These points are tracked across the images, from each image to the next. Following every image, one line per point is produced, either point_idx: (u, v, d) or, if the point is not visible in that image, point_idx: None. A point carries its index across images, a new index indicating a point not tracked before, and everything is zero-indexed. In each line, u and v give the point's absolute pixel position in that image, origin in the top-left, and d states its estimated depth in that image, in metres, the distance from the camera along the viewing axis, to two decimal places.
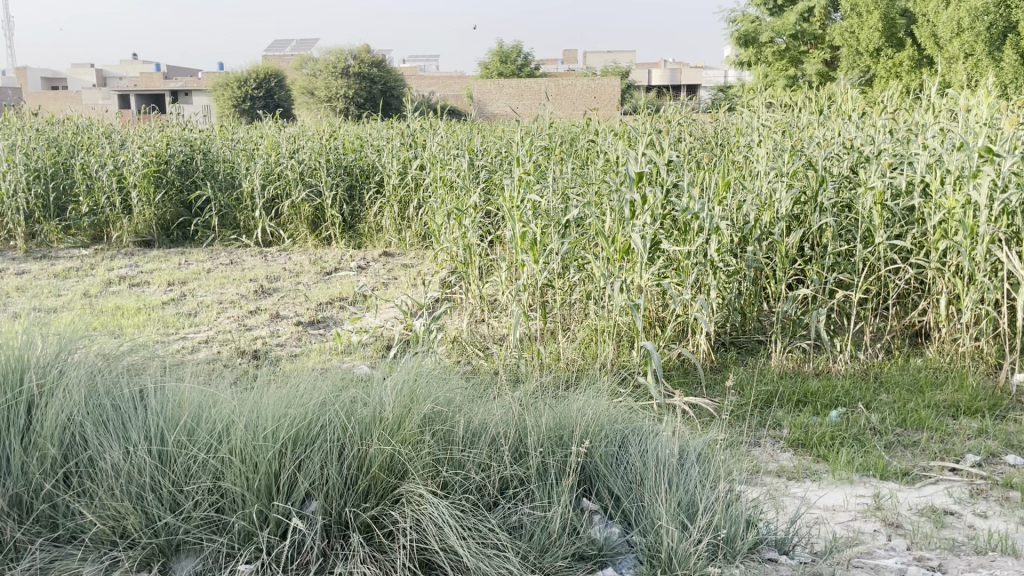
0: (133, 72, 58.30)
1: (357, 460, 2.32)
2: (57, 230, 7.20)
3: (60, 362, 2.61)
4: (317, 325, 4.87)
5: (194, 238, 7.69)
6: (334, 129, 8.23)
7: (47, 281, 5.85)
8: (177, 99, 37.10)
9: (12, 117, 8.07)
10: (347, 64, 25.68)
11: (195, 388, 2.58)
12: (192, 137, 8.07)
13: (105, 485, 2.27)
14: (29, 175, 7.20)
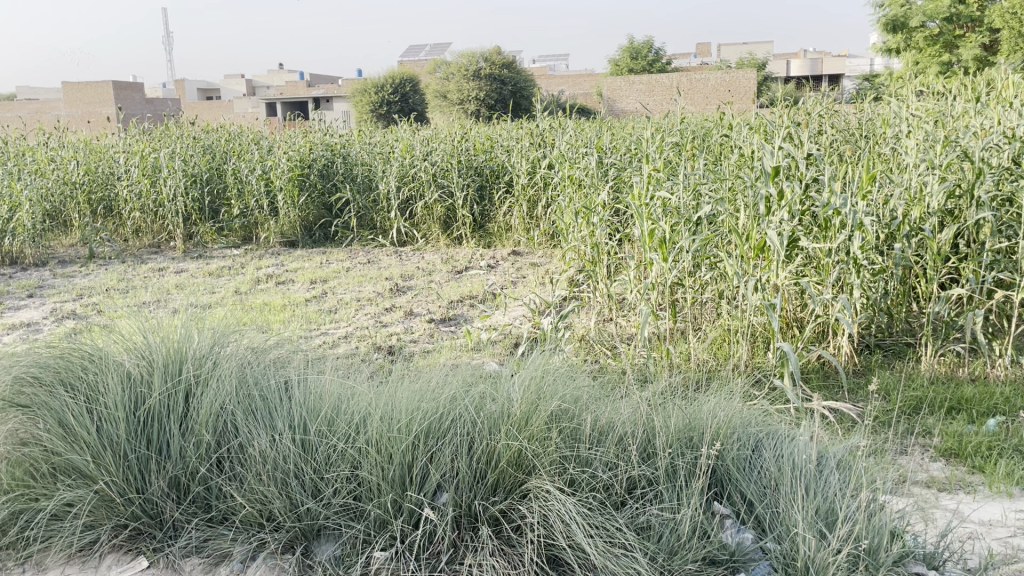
0: (280, 81, 61.77)
1: (486, 455, 2.36)
2: (212, 231, 7.74)
3: (213, 354, 2.79)
4: (448, 322, 4.99)
5: (334, 239, 8.05)
6: (466, 131, 8.40)
7: (203, 279, 6.29)
8: (320, 106, 39.02)
9: (174, 127, 8.72)
10: (479, 66, 26.19)
11: (335, 380, 2.69)
12: (333, 142, 8.44)
13: (253, 470, 2.41)
14: (187, 181, 7.75)
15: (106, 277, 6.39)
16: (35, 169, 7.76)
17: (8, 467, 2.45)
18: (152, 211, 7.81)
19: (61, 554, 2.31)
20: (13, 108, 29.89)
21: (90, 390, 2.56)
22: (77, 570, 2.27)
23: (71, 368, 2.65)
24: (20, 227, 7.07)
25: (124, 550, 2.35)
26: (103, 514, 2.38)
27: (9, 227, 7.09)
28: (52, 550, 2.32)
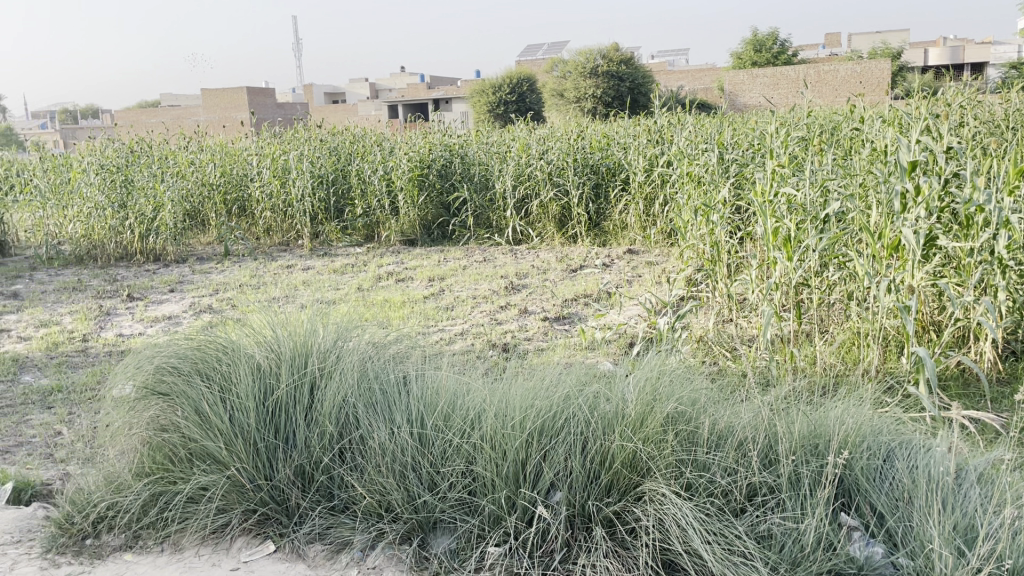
0: (401, 83, 63.53)
1: (600, 455, 2.34)
2: (336, 231, 8.07)
3: (337, 348, 2.88)
4: (563, 321, 4.99)
5: (452, 237, 8.21)
6: (582, 129, 8.37)
7: (328, 276, 6.54)
8: (439, 107, 39.84)
9: (302, 130, 9.10)
10: (596, 63, 26.06)
11: (452, 376, 2.73)
12: (452, 142, 8.58)
13: (373, 462, 2.48)
14: (314, 181, 8.09)
15: (239, 274, 6.75)
16: (177, 172, 8.26)
17: (150, 451, 2.62)
18: (281, 210, 8.19)
19: (196, 535, 2.45)
20: (159, 114, 32.03)
21: (222, 381, 2.70)
22: (210, 551, 2.41)
23: (206, 359, 2.79)
24: (163, 227, 7.61)
25: (253, 533, 2.47)
26: (234, 499, 2.52)
27: (154, 226, 7.65)
28: (188, 531, 2.46)
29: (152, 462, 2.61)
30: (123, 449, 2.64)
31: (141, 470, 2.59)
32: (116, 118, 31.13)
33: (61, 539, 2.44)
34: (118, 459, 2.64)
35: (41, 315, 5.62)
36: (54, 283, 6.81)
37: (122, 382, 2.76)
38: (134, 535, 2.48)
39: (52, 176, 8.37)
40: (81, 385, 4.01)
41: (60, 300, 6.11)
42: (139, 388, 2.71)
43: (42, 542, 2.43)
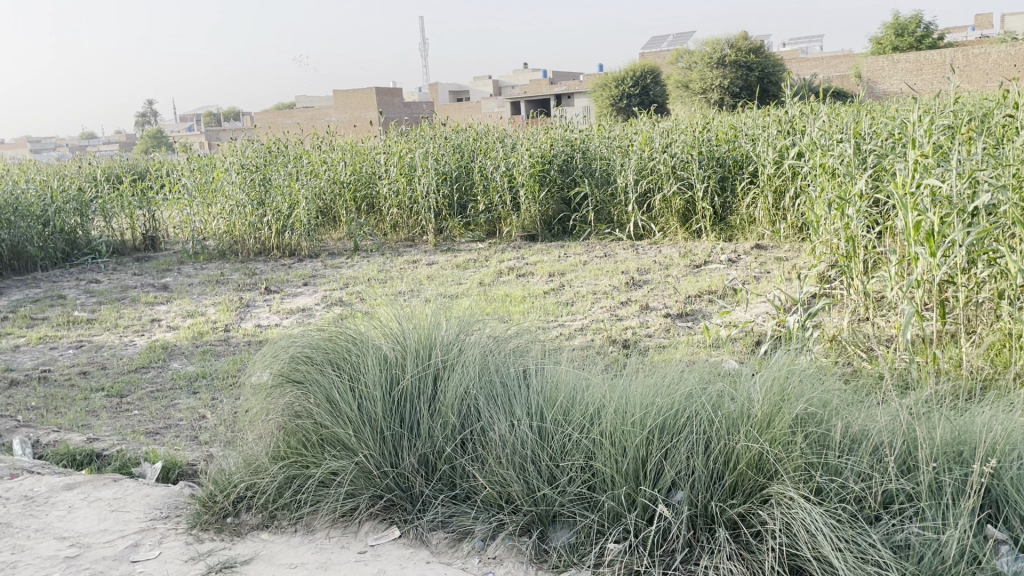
0: (524, 79, 64.02)
1: (724, 455, 2.28)
2: (459, 226, 8.26)
3: (459, 340, 2.93)
4: (686, 317, 4.90)
5: (573, 233, 8.22)
6: (708, 121, 8.16)
7: (451, 271, 6.68)
8: (562, 102, 39.89)
9: (427, 128, 9.31)
10: (723, 53, 25.38)
11: (572, 370, 2.73)
12: (573, 137, 8.55)
13: (494, 454, 2.52)
14: (438, 178, 8.29)
15: (368, 269, 7.00)
16: (310, 170, 8.64)
17: (285, 436, 2.75)
18: (408, 207, 8.46)
19: (327, 518, 2.56)
20: (294, 115, 33.60)
21: (352, 371, 2.80)
22: (340, 533, 2.51)
23: (337, 349, 2.90)
24: (298, 223, 8.02)
25: (380, 519, 2.56)
26: (362, 484, 2.61)
27: (289, 222, 8.06)
28: (320, 514, 2.58)
29: (287, 447, 2.74)
30: (260, 434, 2.79)
31: (277, 454, 2.73)
32: (256, 120, 32.92)
33: (205, 516, 2.60)
34: (256, 443, 2.79)
35: (188, 307, 6.02)
36: (200, 276, 7.29)
37: (260, 370, 2.92)
38: (270, 515, 2.62)
39: (198, 176, 8.92)
40: (223, 372, 4.28)
41: (205, 292, 6.53)
42: (275, 376, 2.86)
43: (187, 518, 2.60)
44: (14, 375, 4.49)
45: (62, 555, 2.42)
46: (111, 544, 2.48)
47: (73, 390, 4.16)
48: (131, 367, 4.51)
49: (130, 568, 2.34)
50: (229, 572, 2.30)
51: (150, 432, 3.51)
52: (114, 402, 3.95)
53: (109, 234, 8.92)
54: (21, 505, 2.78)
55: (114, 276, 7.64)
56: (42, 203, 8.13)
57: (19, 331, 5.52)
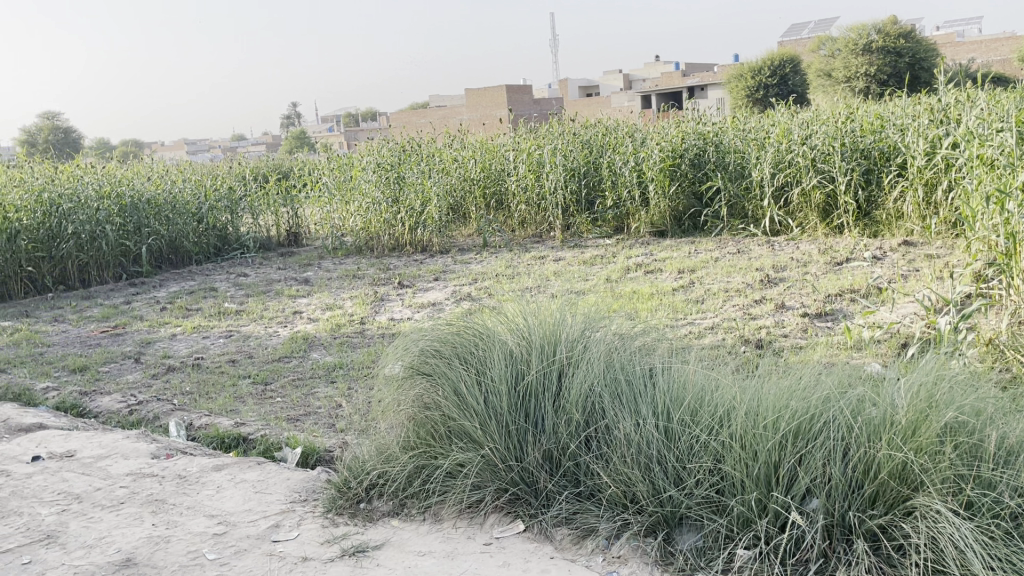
0: (655, 72, 63.03)
1: (863, 463, 2.15)
2: (586, 222, 8.28)
3: (584, 337, 2.92)
4: (825, 317, 4.68)
5: (704, 228, 8.03)
6: (852, 111, 7.75)
7: (578, 267, 6.66)
8: (695, 95, 38.98)
9: (557, 123, 9.31)
10: (869, 39, 24.03)
11: (701, 370, 2.66)
12: (706, 130, 8.32)
13: (619, 453, 2.49)
14: (566, 174, 8.30)
15: (497, 264, 7.09)
16: (442, 168, 8.83)
17: (414, 426, 2.83)
18: (536, 203, 8.53)
19: (453, 508, 2.62)
20: (427, 114, 34.48)
21: (478, 365, 2.85)
22: (466, 524, 2.55)
23: (464, 344, 2.95)
24: (430, 220, 8.24)
25: (504, 512, 2.59)
26: (487, 477, 2.64)
27: (421, 219, 8.29)
28: (447, 504, 2.63)
29: (416, 437, 2.82)
30: (391, 424, 2.88)
31: (407, 444, 2.81)
32: (392, 120, 34.04)
33: (339, 501, 2.71)
34: (388, 432, 2.89)
35: (327, 300, 6.30)
36: (338, 271, 7.61)
37: (392, 362, 3.02)
38: (400, 503, 2.70)
39: (337, 175, 9.31)
40: (359, 363, 4.45)
41: (342, 286, 6.81)
42: (406, 368, 2.94)
43: (323, 502, 2.72)
44: (171, 362, 4.84)
45: (211, 532, 2.59)
46: (255, 524, 2.63)
47: (223, 377, 4.45)
48: (275, 356, 4.77)
49: (271, 547, 2.47)
50: (361, 556, 2.39)
51: (291, 418, 3.70)
52: (259, 389, 4.19)
53: (257, 231, 9.46)
54: (176, 483, 3.00)
55: (261, 270, 8.11)
56: (197, 202, 8.72)
57: (176, 321, 5.94)
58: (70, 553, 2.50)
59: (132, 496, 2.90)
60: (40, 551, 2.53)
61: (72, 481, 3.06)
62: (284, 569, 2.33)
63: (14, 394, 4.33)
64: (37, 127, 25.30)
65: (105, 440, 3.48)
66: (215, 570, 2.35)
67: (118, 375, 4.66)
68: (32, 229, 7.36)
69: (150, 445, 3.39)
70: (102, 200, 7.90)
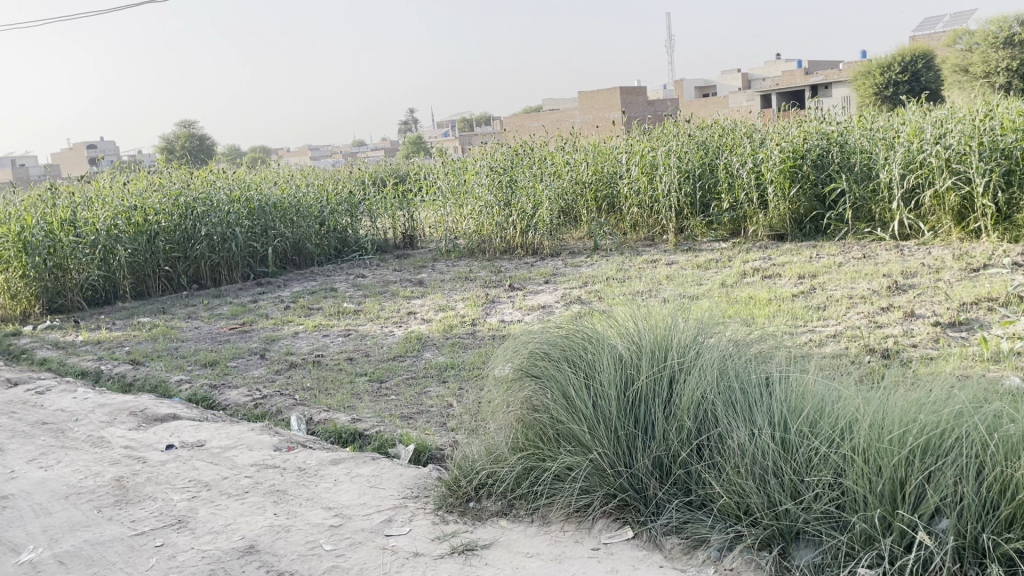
0: (776, 70, 61.17)
1: (999, 483, 2.01)
2: (701, 225, 8.11)
3: (697, 342, 2.85)
4: (959, 327, 4.40)
5: (827, 232, 7.71)
6: (993, 108, 7.26)
7: (692, 271, 6.53)
8: (817, 93, 37.57)
9: (671, 125, 9.11)
10: (1013, 31, 22.50)
11: (821, 380, 2.54)
12: (830, 129, 7.96)
13: (732, 462, 2.42)
14: (680, 176, 8.17)
15: (608, 268, 7.04)
16: (554, 171, 8.86)
17: (523, 428, 2.85)
18: (648, 206, 8.43)
19: (562, 512, 2.61)
20: (540, 118, 34.68)
21: (587, 368, 2.83)
22: (574, 528, 2.54)
23: (573, 347, 2.94)
24: (541, 223, 8.27)
25: (613, 518, 2.56)
26: (596, 482, 2.62)
27: (533, 222, 8.34)
28: (555, 507, 2.63)
29: (525, 438, 2.83)
30: (500, 424, 2.91)
31: (516, 445, 2.83)
32: (505, 124, 34.42)
33: (450, 499, 2.76)
34: (497, 433, 2.92)
35: (441, 301, 6.43)
36: (450, 273, 7.75)
37: (502, 363, 3.04)
38: (509, 503, 2.72)
39: (451, 179, 9.48)
40: (470, 364, 4.51)
41: (455, 288, 6.93)
42: (515, 370, 2.96)
43: (434, 500, 2.77)
44: (294, 358, 5.06)
45: (327, 524, 2.69)
46: (369, 517, 2.71)
47: (341, 374, 4.61)
48: (390, 355, 4.90)
49: (384, 541, 2.54)
50: (470, 554, 2.42)
51: (405, 416, 3.79)
52: (374, 386, 4.31)
53: (374, 233, 9.76)
54: (296, 475, 3.13)
55: (377, 271, 8.36)
56: (319, 205, 9.10)
57: (298, 319, 6.21)
58: (199, 538, 2.65)
59: (256, 485, 3.05)
60: (172, 535, 2.69)
61: (202, 470, 3.25)
62: (395, 563, 2.39)
63: (151, 386, 4.63)
64: (174, 133, 27.03)
65: (233, 432, 3.67)
66: (330, 560, 2.44)
67: (245, 370, 4.90)
68: (170, 231, 7.85)
69: (273, 437, 3.54)
70: (232, 203, 8.34)
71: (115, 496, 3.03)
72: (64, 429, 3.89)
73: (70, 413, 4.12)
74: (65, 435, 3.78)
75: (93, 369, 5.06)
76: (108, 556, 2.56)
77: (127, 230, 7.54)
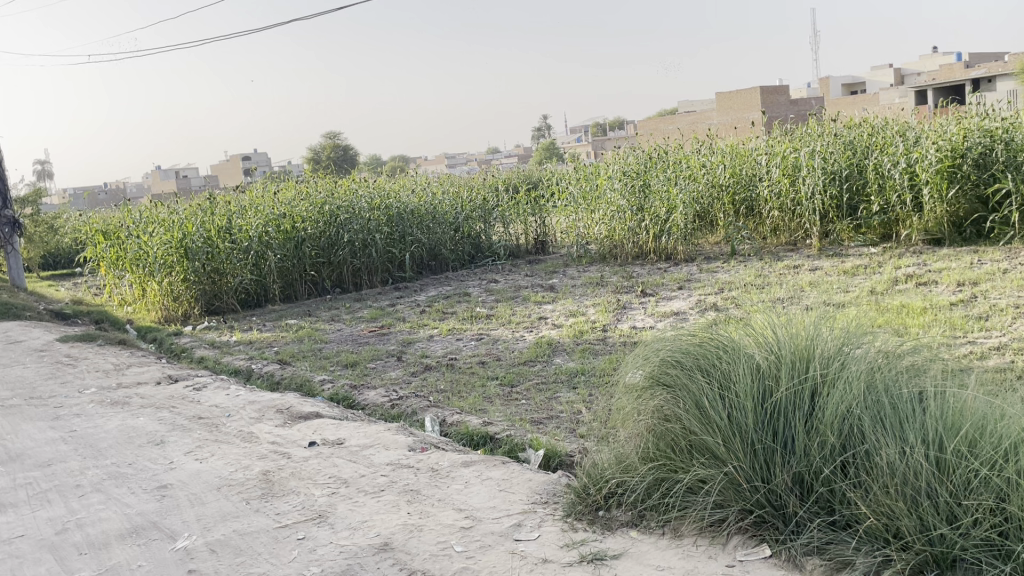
0: (932, 63, 57.34)
1: None
2: (848, 229, 7.73)
3: (842, 353, 2.68)
4: None
5: (990, 236, 7.14)
6: None
7: (838, 277, 6.20)
8: (980, 86, 34.90)
9: (815, 124, 8.68)
10: None
11: (982, 397, 2.34)
12: (994, 125, 7.34)
13: (880, 482, 2.25)
14: (826, 178, 7.77)
15: (746, 274, 6.79)
16: (689, 175, 8.66)
17: (654, 438, 2.76)
18: (790, 209, 8.11)
19: (694, 525, 2.52)
20: (675, 121, 34.10)
21: (722, 379, 2.73)
22: (707, 543, 2.45)
23: (707, 355, 2.84)
24: (675, 227, 8.11)
25: (749, 534, 2.44)
26: (731, 496, 2.52)
27: (666, 227, 8.18)
28: (687, 520, 2.54)
29: (655, 448, 2.75)
30: (630, 433, 2.85)
31: (646, 454, 2.76)
32: (640, 128, 34.03)
33: (579, 506, 2.74)
34: (626, 442, 2.85)
35: (572, 306, 6.41)
36: (582, 279, 7.70)
37: (633, 370, 2.98)
38: (639, 514, 2.66)
39: (584, 184, 9.46)
40: (600, 370, 4.47)
41: (587, 294, 6.90)
42: (646, 378, 2.89)
43: (563, 507, 2.76)
44: (429, 361, 5.18)
45: (458, 525, 2.72)
46: (499, 521, 2.72)
47: (474, 377, 4.67)
48: (521, 360, 4.93)
49: (513, 545, 2.54)
50: (599, 563, 2.38)
51: (535, 421, 3.79)
52: (505, 390, 4.35)
53: (507, 239, 9.89)
54: (429, 475, 3.19)
55: (510, 276, 8.44)
56: (455, 212, 9.31)
57: (433, 323, 6.36)
58: (337, 533, 2.75)
59: (391, 484, 3.13)
60: (313, 529, 2.80)
61: (341, 467, 3.37)
62: (524, 568, 2.38)
63: (297, 385, 4.87)
64: (321, 145, 28.46)
65: (370, 431, 3.79)
66: (461, 561, 2.46)
67: (383, 371, 5.07)
68: (315, 238, 8.26)
69: (408, 438, 3.63)
70: (372, 211, 8.66)
71: (262, 489, 3.19)
72: (218, 423, 4.14)
73: (223, 409, 4.39)
74: (219, 430, 4.03)
75: (245, 368, 5.38)
76: (254, 546, 2.69)
77: (277, 236, 7.99)
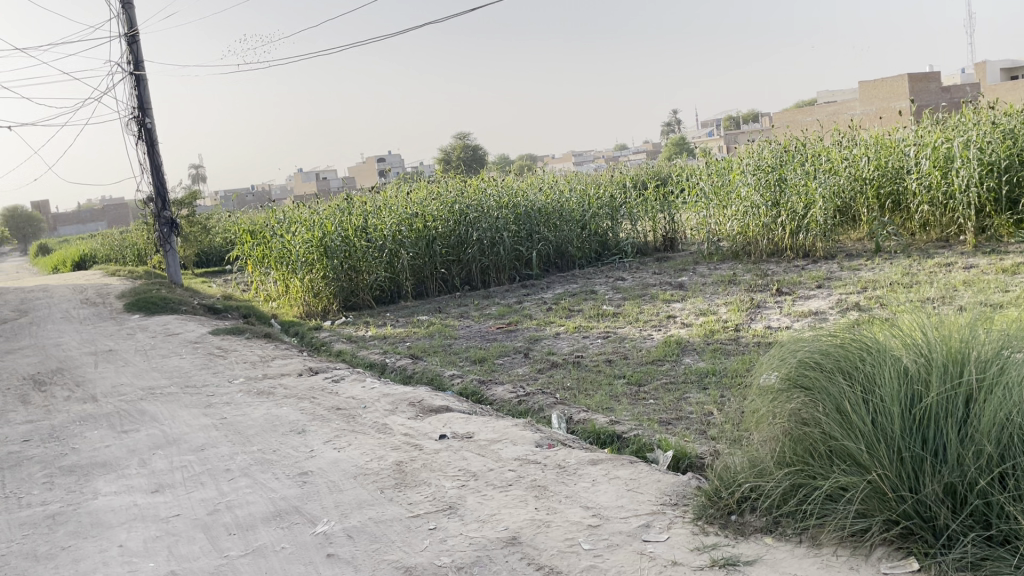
0: None
1: None
2: (1008, 225, 7.17)
3: (1001, 357, 2.48)
4: None
5: None
6: None
7: (995, 276, 5.76)
8: None
9: (971, 112, 8.07)
10: None
11: None
12: None
13: None
14: (982, 169, 7.23)
15: (891, 272, 6.44)
16: (829, 168, 8.27)
17: (791, 442, 2.66)
18: (942, 203, 7.58)
19: (834, 535, 2.42)
20: (814, 113, 32.60)
21: (866, 382, 2.59)
22: (849, 554, 2.34)
23: (850, 358, 2.71)
24: (813, 224, 7.80)
25: (895, 546, 2.31)
26: (875, 505, 2.39)
27: (803, 223, 7.87)
28: (826, 529, 2.44)
29: (792, 453, 2.65)
30: (764, 436, 2.75)
31: (782, 459, 2.66)
32: (775, 122, 32.76)
33: (710, 510, 2.69)
34: (760, 445, 2.76)
35: (703, 305, 6.26)
36: (713, 277, 7.52)
37: (768, 372, 2.87)
38: (774, 520, 2.58)
39: (715, 180, 9.22)
40: (732, 371, 4.34)
41: (717, 292, 6.73)
42: (783, 380, 2.79)
43: (694, 509, 2.71)
44: (555, 358, 5.19)
45: (586, 523, 2.71)
46: (627, 520, 2.70)
47: (601, 375, 4.65)
48: (649, 359, 4.86)
49: (642, 546, 2.51)
50: (732, 569, 2.32)
51: (664, 421, 3.73)
52: (633, 389, 4.30)
53: (635, 236, 9.79)
54: (556, 472, 3.20)
55: (637, 274, 8.36)
56: (582, 209, 9.30)
57: (560, 320, 6.38)
58: (466, 524, 2.80)
59: (518, 479, 3.16)
60: (444, 519, 2.87)
61: (471, 460, 3.43)
62: (653, 570, 2.35)
63: (427, 378, 5.00)
64: (452, 145, 29.04)
65: (499, 426, 3.84)
66: (588, 559, 2.45)
67: (510, 367, 5.13)
68: (445, 236, 8.45)
69: (535, 434, 3.66)
70: (501, 209, 8.79)
71: (395, 479, 3.30)
72: (354, 414, 4.31)
73: (359, 401, 4.57)
74: (356, 421, 4.19)
75: (379, 362, 5.56)
76: (388, 534, 2.78)
77: (409, 235, 8.23)
